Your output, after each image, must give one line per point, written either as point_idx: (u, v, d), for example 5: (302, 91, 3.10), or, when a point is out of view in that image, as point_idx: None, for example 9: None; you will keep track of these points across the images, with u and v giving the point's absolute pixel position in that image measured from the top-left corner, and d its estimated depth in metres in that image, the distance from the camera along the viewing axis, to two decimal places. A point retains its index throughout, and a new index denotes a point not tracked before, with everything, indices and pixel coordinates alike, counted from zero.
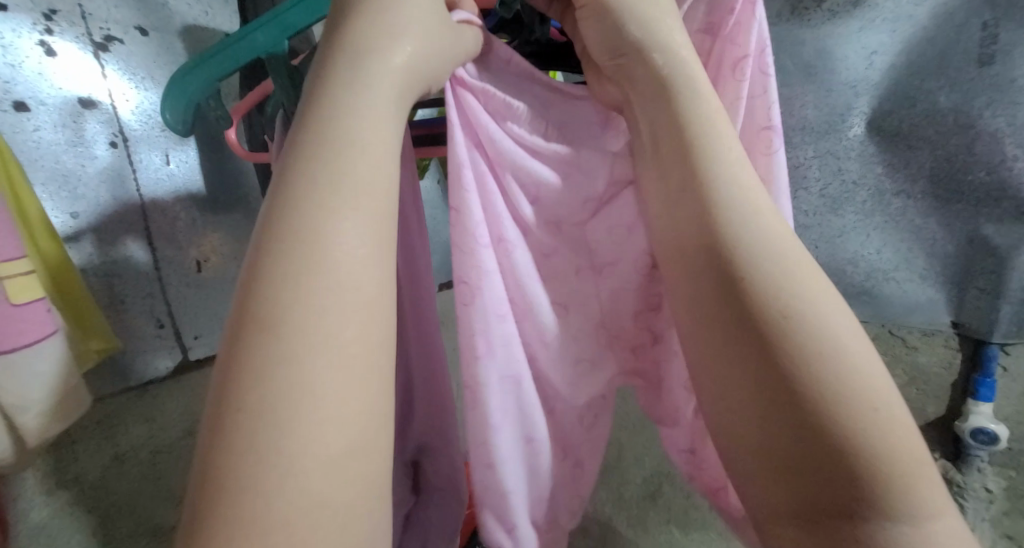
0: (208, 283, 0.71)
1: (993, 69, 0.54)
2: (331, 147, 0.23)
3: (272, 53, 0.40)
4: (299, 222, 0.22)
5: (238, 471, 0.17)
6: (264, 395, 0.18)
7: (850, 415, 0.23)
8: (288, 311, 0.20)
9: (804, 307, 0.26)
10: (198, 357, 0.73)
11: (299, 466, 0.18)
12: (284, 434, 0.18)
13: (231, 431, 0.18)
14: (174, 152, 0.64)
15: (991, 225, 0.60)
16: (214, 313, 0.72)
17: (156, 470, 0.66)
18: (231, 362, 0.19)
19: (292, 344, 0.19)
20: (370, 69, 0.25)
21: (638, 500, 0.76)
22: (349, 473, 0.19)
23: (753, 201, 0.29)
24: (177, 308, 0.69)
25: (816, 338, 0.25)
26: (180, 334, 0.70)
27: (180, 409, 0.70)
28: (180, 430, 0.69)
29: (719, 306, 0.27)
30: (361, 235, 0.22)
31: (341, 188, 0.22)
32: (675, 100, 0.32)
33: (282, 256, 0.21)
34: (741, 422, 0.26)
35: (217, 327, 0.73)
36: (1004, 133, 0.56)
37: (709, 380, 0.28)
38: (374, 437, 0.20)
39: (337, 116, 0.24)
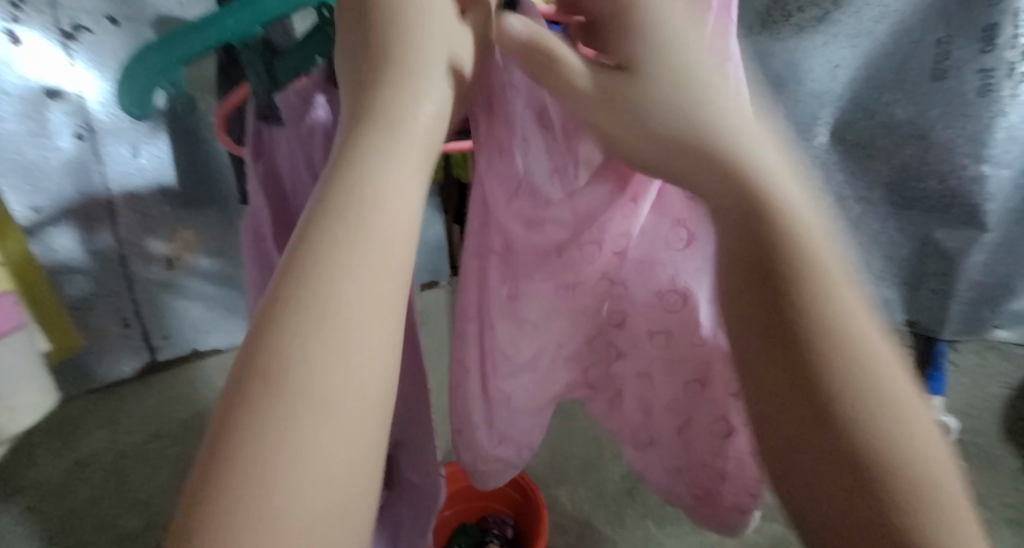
0: (178, 281, 0.69)
1: (946, 83, 0.57)
2: (381, 146, 0.20)
3: (238, 37, 0.36)
4: (331, 225, 0.18)
5: (212, 545, 0.13)
6: (262, 444, 0.14)
7: (914, 479, 0.17)
8: (306, 340, 0.16)
9: (858, 323, 0.19)
10: (166, 358, 0.71)
11: (285, 543, 0.14)
12: (277, 496, 0.14)
13: (216, 487, 0.14)
14: (143, 145, 0.62)
15: (941, 229, 0.65)
16: (183, 313, 0.71)
17: (122, 472, 0.68)
18: (234, 396, 0.15)
19: (301, 381, 0.15)
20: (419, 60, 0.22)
21: (616, 496, 0.77)
22: (339, 537, 0.15)
23: (769, 165, 0.22)
24: (145, 306, 0.67)
25: (870, 378, 0.18)
26: (148, 333, 0.69)
27: (147, 411, 0.70)
28: (146, 433, 0.70)
29: (751, 311, 0.20)
30: (392, 244, 0.19)
31: (391, 191, 0.19)
32: (672, 48, 0.24)
33: (306, 266, 0.17)
34: (775, 458, 0.19)
35: (187, 329, 0.71)
36: (957, 144, 0.59)
37: (738, 399, 0.21)
38: (358, 497, 0.15)
39: (375, 108, 0.21)
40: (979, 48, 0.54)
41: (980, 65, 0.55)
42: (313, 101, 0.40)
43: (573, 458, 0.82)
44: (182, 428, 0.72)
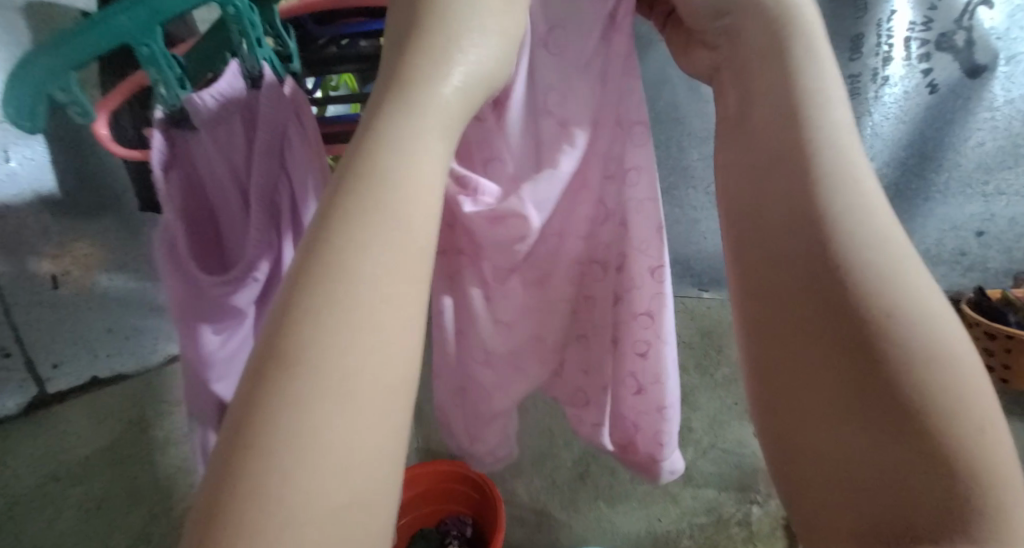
0: (67, 301, 0.61)
1: None
2: (377, 177, 0.24)
3: (144, 40, 0.33)
4: (348, 222, 0.23)
5: (252, 472, 0.17)
6: (291, 394, 0.18)
7: (967, 443, 0.18)
8: (326, 313, 0.20)
9: (942, 353, 0.19)
10: (58, 390, 0.62)
11: (305, 477, 0.17)
12: (302, 439, 0.18)
13: (258, 425, 0.18)
14: (14, 147, 0.55)
15: None
16: (78, 336, 0.63)
17: (16, 525, 0.58)
18: (271, 356, 0.20)
19: (321, 344, 0.20)
20: (427, 84, 0.27)
21: (568, 481, 0.82)
22: (353, 524, 0.18)
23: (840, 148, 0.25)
24: (26, 333, 0.58)
25: (917, 333, 0.20)
26: (34, 363, 0.59)
27: (38, 451, 0.60)
28: (40, 476, 0.60)
29: (800, 267, 0.23)
30: (397, 237, 0.23)
31: (393, 216, 0.23)
32: (796, 111, 0.27)
33: (332, 250, 0.22)
34: (832, 434, 0.20)
35: (83, 355, 0.63)
36: None
37: (773, 366, 0.23)
38: (374, 494, 0.19)
39: (393, 124, 0.25)
40: (848, 56, 0.66)
41: (849, 71, 0.67)
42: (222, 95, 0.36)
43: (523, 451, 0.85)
44: (86, 467, 0.64)
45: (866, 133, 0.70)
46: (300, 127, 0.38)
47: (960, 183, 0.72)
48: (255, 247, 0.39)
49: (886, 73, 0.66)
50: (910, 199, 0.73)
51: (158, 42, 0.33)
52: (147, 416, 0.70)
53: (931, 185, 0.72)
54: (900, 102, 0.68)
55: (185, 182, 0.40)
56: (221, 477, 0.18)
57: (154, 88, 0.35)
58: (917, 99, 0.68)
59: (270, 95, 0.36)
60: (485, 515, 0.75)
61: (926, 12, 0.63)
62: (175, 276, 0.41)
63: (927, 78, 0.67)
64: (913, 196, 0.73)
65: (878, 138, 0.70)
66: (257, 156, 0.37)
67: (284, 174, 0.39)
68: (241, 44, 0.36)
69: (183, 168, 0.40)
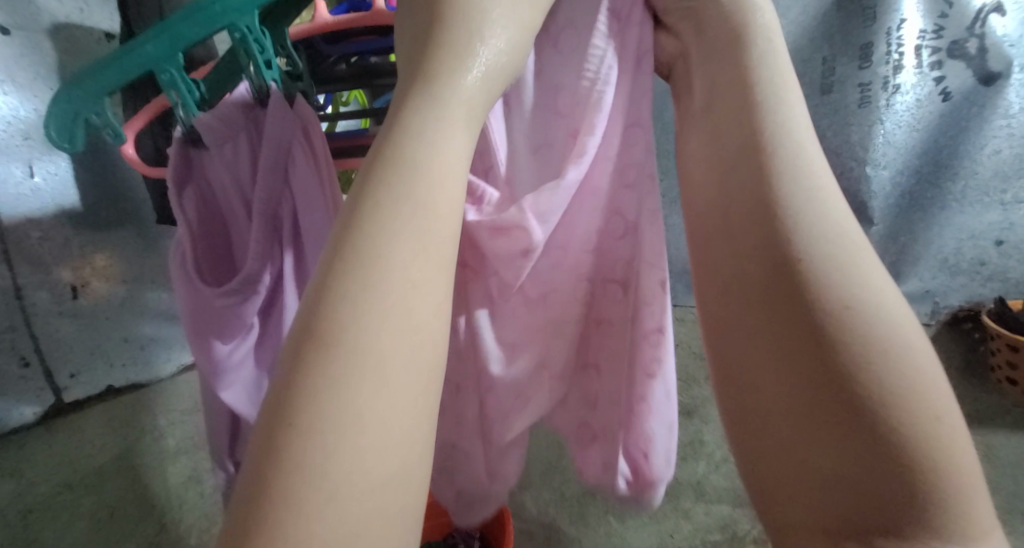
0: (88, 311, 0.63)
1: (832, 96, 0.68)
2: (401, 165, 0.25)
3: (165, 65, 0.36)
4: (370, 230, 0.23)
5: (283, 480, 0.18)
6: (317, 406, 0.19)
7: (924, 456, 0.20)
8: (349, 324, 0.21)
9: (899, 369, 0.21)
10: (76, 399, 0.63)
11: (334, 485, 0.18)
12: (326, 451, 0.19)
13: (284, 435, 0.19)
14: (39, 163, 0.58)
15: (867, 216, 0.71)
16: (95, 347, 0.64)
17: (29, 530, 0.58)
18: (298, 365, 0.20)
19: (347, 357, 0.20)
20: (450, 87, 0.27)
21: (578, 496, 0.81)
22: (391, 500, 0.19)
23: (803, 161, 0.26)
24: (46, 342, 0.60)
25: (881, 357, 0.21)
26: (52, 372, 0.61)
27: (53, 460, 0.61)
28: (53, 485, 0.60)
29: (763, 274, 0.25)
30: (417, 246, 0.23)
31: (411, 223, 0.24)
32: (760, 118, 0.28)
33: (354, 257, 0.22)
34: (804, 452, 0.22)
35: (100, 365, 0.65)
36: (843, 151, 0.69)
37: (740, 363, 0.25)
38: (407, 470, 0.20)
39: (415, 125, 0.26)
40: (856, 65, 0.66)
41: (858, 80, 0.67)
42: (228, 121, 0.39)
43: (533, 464, 0.84)
44: (97, 475, 0.64)
45: (878, 142, 0.68)
46: (304, 141, 0.39)
47: (977, 191, 0.71)
48: (257, 261, 0.40)
49: (897, 81, 0.66)
50: (925, 207, 0.72)
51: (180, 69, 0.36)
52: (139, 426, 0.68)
53: (947, 193, 0.71)
54: (912, 110, 0.68)
55: (202, 202, 0.42)
56: (253, 477, 0.19)
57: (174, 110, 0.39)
58: (930, 107, 0.68)
59: (276, 112, 0.37)
60: (492, 529, 0.75)
61: (936, 20, 0.64)
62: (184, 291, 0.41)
63: (939, 85, 0.67)
64: (928, 205, 0.72)
65: (890, 146, 0.69)
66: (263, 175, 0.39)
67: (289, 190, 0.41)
68: (249, 66, 0.37)
69: (199, 188, 0.42)
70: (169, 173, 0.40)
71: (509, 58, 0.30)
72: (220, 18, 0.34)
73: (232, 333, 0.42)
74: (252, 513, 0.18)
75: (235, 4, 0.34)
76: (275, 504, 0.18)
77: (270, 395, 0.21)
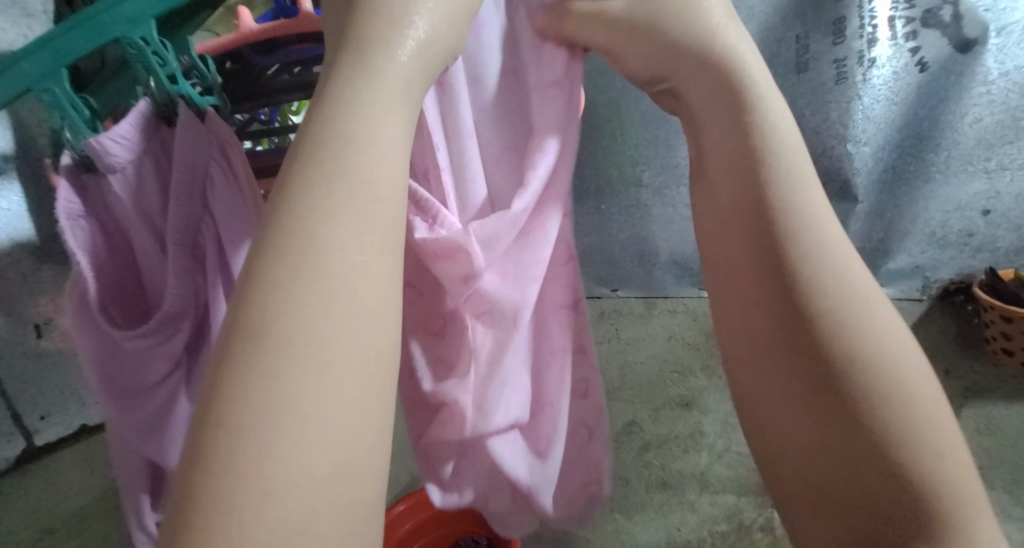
0: (52, 351, 0.62)
1: (808, 75, 0.66)
2: (331, 138, 0.23)
3: (47, 84, 0.35)
4: (296, 215, 0.22)
5: (218, 493, 0.17)
6: (248, 408, 0.18)
7: (936, 480, 0.21)
8: (276, 317, 0.20)
9: (910, 398, 0.23)
10: (47, 441, 0.65)
11: (282, 489, 0.17)
12: (267, 455, 0.17)
13: (214, 442, 0.17)
14: None
15: (857, 191, 0.71)
16: (63, 387, 0.64)
17: None
18: (222, 370, 0.19)
19: (276, 357, 0.19)
20: (380, 66, 0.26)
21: None
22: (340, 496, 0.18)
23: (803, 189, 0.27)
24: (12, 388, 0.60)
25: (892, 387, 0.23)
26: (21, 416, 0.61)
27: (32, 505, 0.64)
28: (34, 530, 0.63)
29: (770, 298, 0.26)
30: (357, 230, 0.22)
31: (343, 206, 0.22)
32: (752, 138, 0.29)
33: (278, 251, 0.21)
34: (819, 466, 0.23)
35: (69, 406, 0.65)
36: (823, 128, 0.68)
37: (744, 382, 0.27)
38: (359, 466, 0.19)
39: (341, 106, 0.24)
40: (831, 41, 0.64)
41: (834, 56, 0.65)
42: (127, 137, 0.36)
43: None
44: (78, 518, 0.65)
45: (858, 118, 0.67)
46: (222, 160, 0.39)
47: (961, 161, 0.70)
48: (176, 298, 0.39)
49: (871, 55, 0.64)
50: (909, 181, 0.71)
51: (62, 86, 0.35)
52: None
53: (930, 165, 0.70)
54: (890, 84, 0.66)
55: (104, 229, 0.40)
56: (186, 482, 0.17)
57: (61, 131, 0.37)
58: (907, 79, 0.66)
59: (190, 130, 0.37)
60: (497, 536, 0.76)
61: None
62: (93, 334, 0.40)
63: (915, 56, 0.65)
64: (913, 178, 0.71)
65: (869, 122, 0.68)
66: (178, 200, 0.38)
67: (206, 214, 0.40)
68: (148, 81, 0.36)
69: (98, 213, 0.40)
70: (59, 201, 0.37)
71: (445, 39, 0.30)
72: (110, 28, 0.34)
73: (154, 376, 0.41)
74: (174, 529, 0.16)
75: (124, 15, 0.34)
76: (199, 514, 0.16)
77: (201, 395, 0.19)
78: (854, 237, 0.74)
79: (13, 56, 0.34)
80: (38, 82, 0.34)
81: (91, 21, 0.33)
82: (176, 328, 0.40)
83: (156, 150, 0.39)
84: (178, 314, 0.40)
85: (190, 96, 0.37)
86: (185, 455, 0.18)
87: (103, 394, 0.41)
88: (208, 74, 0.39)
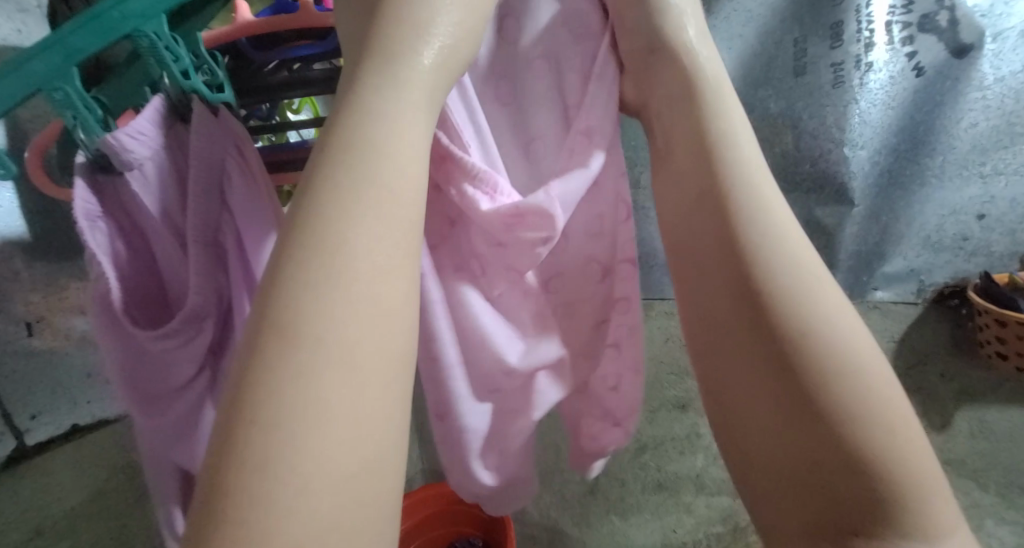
0: (43, 350, 0.61)
1: (806, 78, 0.67)
2: (362, 144, 0.24)
3: (58, 82, 0.34)
4: (325, 220, 0.22)
5: (253, 488, 0.17)
6: (281, 407, 0.18)
7: (892, 466, 0.21)
8: (307, 318, 0.20)
9: (860, 387, 0.23)
10: (37, 441, 0.63)
11: (312, 485, 0.18)
12: (300, 451, 0.18)
13: (245, 440, 0.18)
14: None
15: (852, 193, 0.71)
16: (54, 386, 0.63)
17: None
18: (252, 370, 0.19)
19: (307, 357, 0.19)
20: (404, 75, 0.27)
21: (578, 497, 0.80)
22: (365, 494, 0.19)
23: (760, 192, 0.29)
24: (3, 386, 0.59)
25: (841, 376, 0.23)
26: (12, 416, 0.61)
27: (22, 505, 0.62)
28: (25, 531, 0.61)
29: (728, 294, 0.27)
30: (380, 236, 0.23)
31: (367, 213, 0.23)
32: (711, 150, 0.30)
33: (306, 255, 0.22)
34: (778, 457, 0.24)
35: (61, 405, 0.64)
36: (820, 132, 0.69)
37: (717, 395, 0.27)
38: (381, 466, 0.20)
39: (366, 115, 0.25)
40: (829, 45, 0.65)
41: (831, 60, 0.66)
42: (145, 133, 0.36)
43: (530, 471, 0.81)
44: (71, 520, 0.65)
45: (854, 122, 0.67)
46: (238, 157, 0.40)
47: (956, 165, 0.70)
48: (198, 296, 0.39)
49: (868, 59, 0.65)
50: (906, 185, 0.71)
51: (74, 84, 0.35)
52: (132, 462, 0.70)
53: (926, 169, 0.70)
54: (886, 88, 0.66)
55: (120, 232, 0.40)
56: (214, 481, 0.18)
57: (72, 130, 0.36)
58: (904, 84, 0.66)
59: (205, 126, 0.38)
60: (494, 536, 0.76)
61: None
62: (115, 340, 0.39)
63: (912, 61, 0.65)
64: (909, 182, 0.71)
65: (867, 126, 0.68)
66: (196, 196, 0.38)
67: (224, 210, 0.41)
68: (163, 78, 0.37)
69: (115, 216, 0.39)
70: (76, 204, 0.36)
71: (464, 46, 0.31)
72: (121, 24, 0.34)
73: (184, 376, 0.41)
74: (207, 523, 0.17)
75: (135, 10, 0.34)
76: (233, 509, 0.17)
77: (226, 396, 0.20)
78: (851, 241, 0.74)
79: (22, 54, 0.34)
80: (47, 81, 0.34)
81: (101, 18, 0.34)
82: (201, 326, 0.40)
83: (171, 149, 0.39)
84: (201, 312, 0.40)
85: (203, 93, 0.39)
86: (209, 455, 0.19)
87: (129, 401, 0.41)
88: (219, 72, 0.40)
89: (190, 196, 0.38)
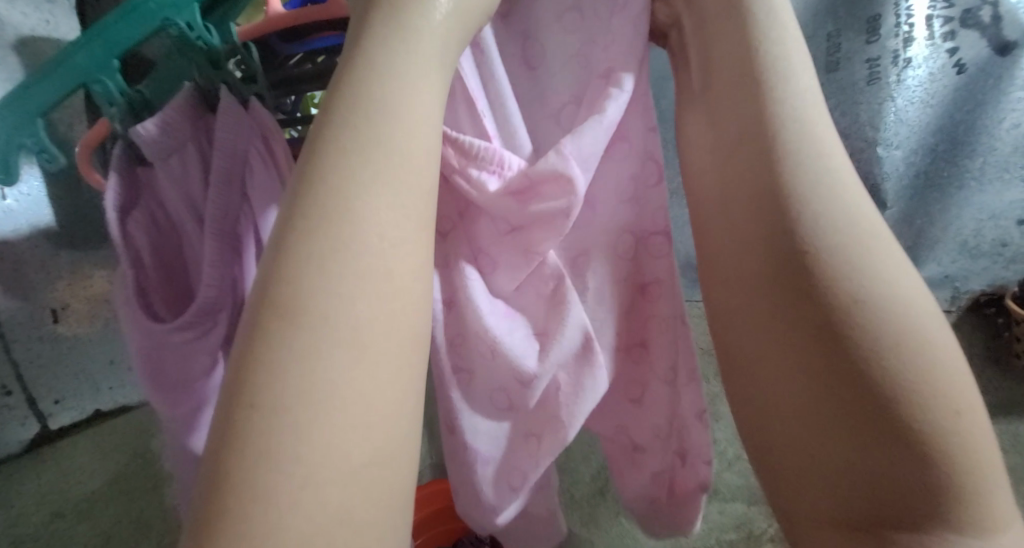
0: (67, 336, 0.64)
1: (838, 74, 0.64)
2: (367, 120, 0.23)
3: (99, 74, 0.37)
4: (331, 198, 0.22)
5: (255, 479, 0.17)
6: (283, 392, 0.18)
7: (954, 456, 0.20)
8: (310, 300, 0.20)
9: (926, 368, 0.21)
10: (61, 425, 0.67)
11: (317, 476, 0.17)
12: (305, 441, 0.17)
13: (246, 428, 0.17)
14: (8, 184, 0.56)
15: (889, 188, 0.68)
16: (79, 372, 0.66)
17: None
18: (252, 356, 0.19)
19: (309, 339, 0.19)
20: (413, 43, 0.26)
21: (588, 497, 0.79)
22: (373, 487, 0.18)
23: (819, 150, 0.26)
24: (27, 371, 0.62)
25: (906, 354, 0.21)
26: (36, 401, 0.64)
27: (43, 488, 0.65)
28: (45, 514, 0.64)
29: (772, 264, 0.24)
30: (391, 214, 0.22)
31: (375, 192, 0.22)
32: (763, 98, 0.28)
33: (311, 234, 0.21)
34: (809, 445, 0.22)
35: (86, 391, 0.68)
36: (851, 130, 0.66)
37: (746, 388, 0.25)
38: (393, 454, 0.19)
39: (375, 86, 0.24)
40: (864, 40, 0.62)
41: (867, 55, 0.62)
42: (170, 123, 0.37)
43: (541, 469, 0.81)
44: (89, 503, 0.66)
45: (889, 120, 0.65)
46: (262, 147, 0.40)
47: (997, 167, 0.67)
48: (212, 288, 0.39)
49: (907, 55, 0.61)
50: (942, 187, 0.69)
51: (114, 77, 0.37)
52: (150, 449, 0.70)
53: (965, 170, 0.67)
54: (924, 85, 0.63)
55: (152, 222, 0.41)
56: (212, 474, 0.17)
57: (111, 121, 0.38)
58: (943, 81, 0.63)
59: (232, 118, 0.38)
60: None
61: None
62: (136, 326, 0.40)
63: (953, 57, 0.62)
64: (946, 185, 0.68)
65: (902, 124, 0.65)
66: (216, 187, 0.38)
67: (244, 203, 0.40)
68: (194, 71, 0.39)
69: (148, 206, 0.41)
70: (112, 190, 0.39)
71: (472, 15, 0.30)
72: (155, 15, 0.35)
73: (200, 368, 0.41)
74: (206, 521, 0.17)
75: (169, 1, 0.35)
76: (231, 506, 0.16)
77: (224, 391, 0.19)
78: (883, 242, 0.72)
79: (71, 47, 0.36)
80: (92, 72, 0.36)
81: (139, 10, 0.35)
82: (214, 317, 0.40)
83: (202, 139, 0.40)
84: (215, 305, 0.40)
85: (231, 84, 0.39)
86: (207, 449, 0.18)
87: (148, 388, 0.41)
88: (252, 59, 0.39)
89: (211, 186, 0.38)
